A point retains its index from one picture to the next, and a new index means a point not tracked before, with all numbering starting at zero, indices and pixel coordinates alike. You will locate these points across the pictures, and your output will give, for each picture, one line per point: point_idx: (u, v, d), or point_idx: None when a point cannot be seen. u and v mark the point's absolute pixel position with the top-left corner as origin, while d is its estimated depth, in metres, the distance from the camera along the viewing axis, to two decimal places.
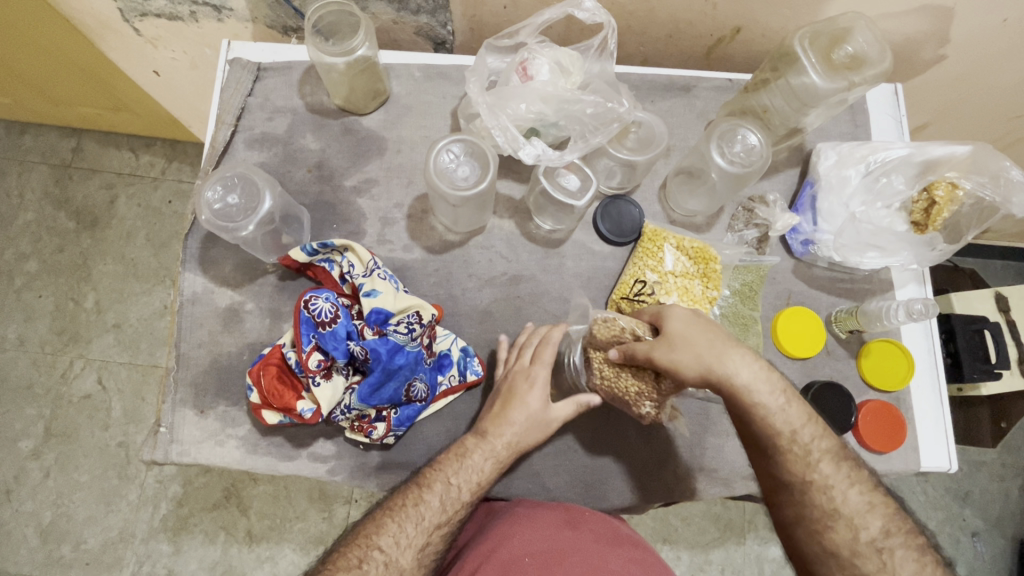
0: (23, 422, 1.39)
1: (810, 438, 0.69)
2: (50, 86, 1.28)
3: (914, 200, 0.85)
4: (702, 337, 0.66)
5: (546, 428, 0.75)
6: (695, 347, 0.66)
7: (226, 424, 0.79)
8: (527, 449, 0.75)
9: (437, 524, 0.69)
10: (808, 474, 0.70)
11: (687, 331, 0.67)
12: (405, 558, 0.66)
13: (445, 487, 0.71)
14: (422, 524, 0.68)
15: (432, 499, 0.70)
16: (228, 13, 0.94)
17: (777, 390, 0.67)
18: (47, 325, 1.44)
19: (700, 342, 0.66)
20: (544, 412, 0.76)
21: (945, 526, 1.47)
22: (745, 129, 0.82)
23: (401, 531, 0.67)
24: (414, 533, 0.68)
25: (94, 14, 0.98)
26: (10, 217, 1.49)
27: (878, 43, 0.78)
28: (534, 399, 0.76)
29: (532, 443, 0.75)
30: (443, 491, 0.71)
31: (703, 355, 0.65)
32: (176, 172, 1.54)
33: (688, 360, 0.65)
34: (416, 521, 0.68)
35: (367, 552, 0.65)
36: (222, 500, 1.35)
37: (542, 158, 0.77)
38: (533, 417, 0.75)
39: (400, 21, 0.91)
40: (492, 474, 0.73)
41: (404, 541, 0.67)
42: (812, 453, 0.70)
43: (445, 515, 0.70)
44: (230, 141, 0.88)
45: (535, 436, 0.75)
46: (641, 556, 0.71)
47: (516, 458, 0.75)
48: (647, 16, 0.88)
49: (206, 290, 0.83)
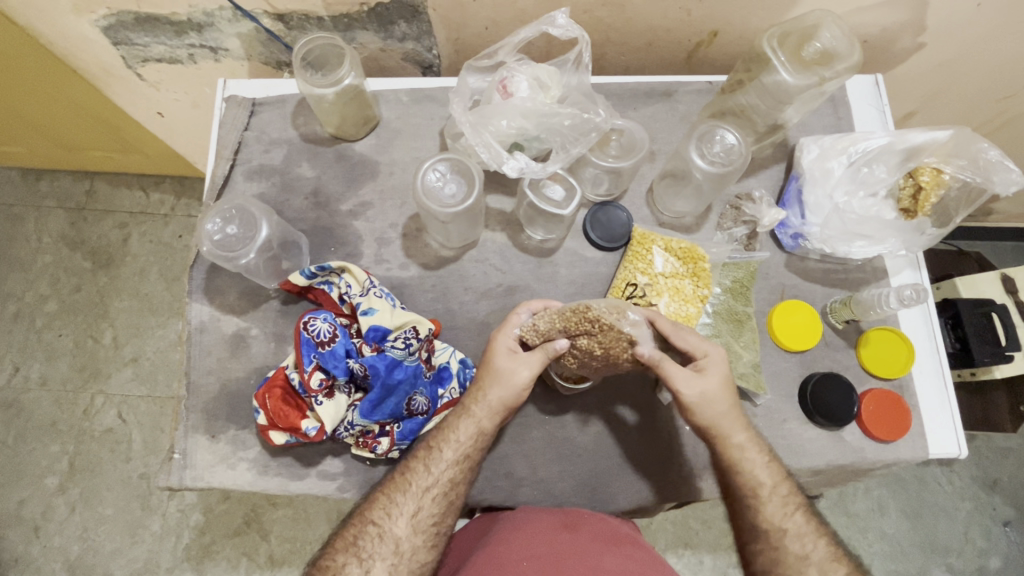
0: (49, 459, 1.44)
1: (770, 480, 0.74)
2: (63, 133, 1.34)
3: (900, 186, 0.86)
4: (728, 394, 0.73)
5: (515, 378, 0.73)
6: (718, 403, 0.73)
7: (237, 447, 0.82)
8: (500, 402, 0.74)
9: (425, 489, 0.72)
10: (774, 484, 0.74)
11: (724, 383, 0.73)
12: (399, 527, 0.70)
13: (427, 452, 0.74)
14: (410, 491, 0.72)
15: (416, 466, 0.73)
16: (224, 54, 0.99)
17: (736, 424, 0.74)
18: (68, 363, 1.49)
19: (724, 395, 0.73)
20: (503, 365, 0.74)
21: (974, 516, 1.44)
22: (722, 129, 0.83)
23: (391, 502, 0.71)
24: (405, 501, 0.71)
25: (98, 63, 1.04)
26: (29, 261, 1.55)
27: (846, 37, 0.79)
28: (497, 356, 0.75)
29: (504, 396, 0.74)
30: (425, 457, 0.73)
31: (720, 408, 0.73)
32: (185, 208, 1.59)
33: (709, 409, 0.72)
34: (404, 490, 0.72)
35: (362, 528, 0.70)
36: (243, 526, 1.37)
37: (526, 171, 0.79)
38: (497, 372, 0.74)
39: (387, 48, 0.95)
40: (472, 429, 0.74)
41: (395, 511, 0.71)
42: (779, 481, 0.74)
43: (431, 478, 0.72)
44: (229, 174, 0.92)
45: (503, 390, 0.74)
46: (642, 555, 0.71)
47: (491, 412, 0.74)
48: (626, 27, 0.91)
49: (213, 318, 0.86)
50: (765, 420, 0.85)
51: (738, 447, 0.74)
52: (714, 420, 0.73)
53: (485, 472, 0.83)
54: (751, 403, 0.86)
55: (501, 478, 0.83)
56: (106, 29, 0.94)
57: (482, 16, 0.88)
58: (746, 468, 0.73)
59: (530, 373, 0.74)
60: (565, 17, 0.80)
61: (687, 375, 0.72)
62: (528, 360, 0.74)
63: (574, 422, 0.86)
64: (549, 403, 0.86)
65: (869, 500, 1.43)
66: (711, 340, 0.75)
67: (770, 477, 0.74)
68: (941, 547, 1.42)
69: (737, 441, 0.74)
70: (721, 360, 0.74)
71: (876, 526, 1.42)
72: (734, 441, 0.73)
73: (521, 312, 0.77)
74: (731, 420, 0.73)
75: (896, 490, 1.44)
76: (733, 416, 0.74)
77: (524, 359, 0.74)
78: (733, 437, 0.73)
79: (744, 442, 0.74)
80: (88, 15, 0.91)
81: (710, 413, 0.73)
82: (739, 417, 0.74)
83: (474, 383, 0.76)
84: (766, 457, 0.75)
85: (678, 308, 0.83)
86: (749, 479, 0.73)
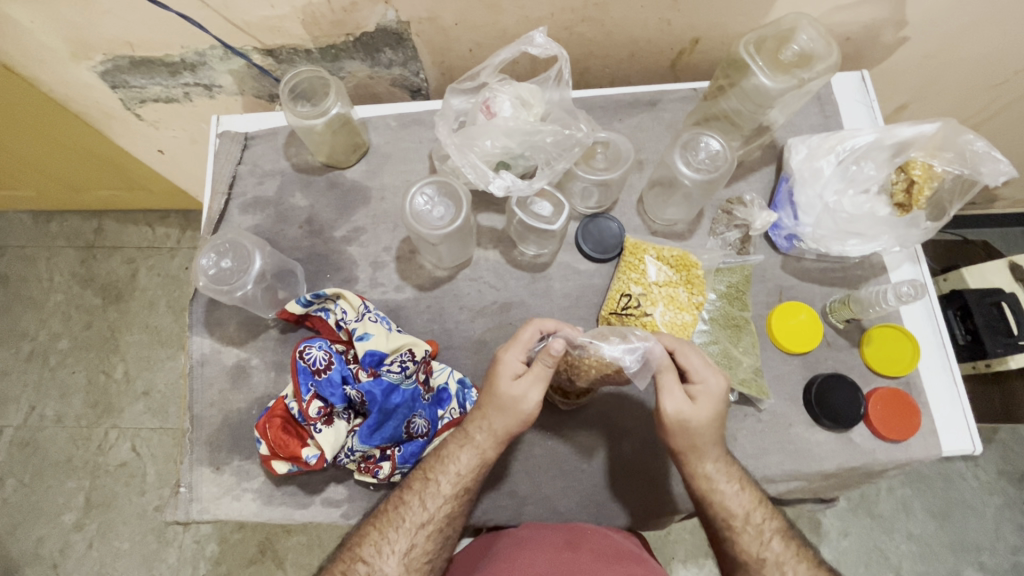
0: (65, 496, 1.45)
1: (753, 513, 0.73)
2: (68, 175, 1.38)
3: (893, 181, 0.85)
4: (713, 428, 0.72)
5: (521, 405, 0.72)
6: (701, 434, 0.72)
7: (241, 478, 0.82)
8: (504, 431, 0.73)
9: (419, 525, 0.71)
10: (760, 509, 0.73)
11: (715, 416, 0.72)
12: (390, 566, 0.70)
13: (423, 484, 0.73)
14: (403, 527, 0.71)
15: (411, 500, 0.73)
16: (218, 90, 1.01)
17: (721, 467, 0.74)
18: (81, 400, 1.51)
19: (710, 427, 0.72)
20: (509, 392, 0.72)
21: (1004, 512, 1.39)
22: (705, 136, 0.84)
23: (382, 539, 0.71)
24: (397, 538, 0.71)
25: (98, 106, 1.07)
26: (42, 300, 1.59)
27: (823, 38, 0.79)
28: (502, 380, 0.73)
29: (508, 422, 0.73)
30: (421, 490, 0.73)
31: (700, 437, 0.72)
32: (191, 240, 1.62)
33: (687, 436, 0.72)
34: (397, 526, 0.71)
35: (352, 566, 0.70)
36: (258, 554, 1.37)
37: (512, 189, 0.80)
38: (500, 401, 0.73)
39: (375, 75, 0.98)
40: (474, 460, 0.74)
41: (386, 548, 0.70)
42: (758, 523, 0.73)
43: (426, 513, 0.72)
44: (225, 208, 0.93)
45: (508, 418, 0.73)
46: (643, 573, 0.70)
47: (494, 441, 0.74)
48: (607, 40, 0.92)
49: (213, 350, 0.87)
50: (770, 425, 0.84)
51: (714, 476, 0.73)
52: (689, 446, 0.73)
53: (489, 490, 0.83)
54: (755, 408, 0.85)
55: (505, 498, 0.83)
56: (103, 73, 0.97)
57: (465, 39, 0.90)
58: (734, 497, 0.73)
59: (536, 397, 0.72)
60: (543, 35, 0.81)
61: (680, 398, 0.71)
62: (534, 383, 0.72)
63: (578, 438, 0.85)
64: (550, 418, 0.85)
65: (892, 499, 1.40)
66: (710, 369, 0.73)
67: (747, 505, 0.73)
68: (973, 546, 1.38)
69: (705, 472, 0.73)
70: (720, 393, 0.72)
71: (903, 527, 1.38)
72: (703, 470, 0.73)
73: (534, 330, 0.74)
74: (707, 452, 0.72)
75: (919, 488, 1.40)
76: (711, 447, 0.73)
77: (527, 383, 0.72)
78: (701, 464, 0.73)
79: (717, 472, 0.73)
80: (85, 61, 0.94)
81: (685, 439, 0.72)
82: (720, 447, 0.73)
83: (477, 408, 0.75)
84: (736, 485, 0.73)
85: (674, 316, 0.83)
86: (743, 500, 0.73)
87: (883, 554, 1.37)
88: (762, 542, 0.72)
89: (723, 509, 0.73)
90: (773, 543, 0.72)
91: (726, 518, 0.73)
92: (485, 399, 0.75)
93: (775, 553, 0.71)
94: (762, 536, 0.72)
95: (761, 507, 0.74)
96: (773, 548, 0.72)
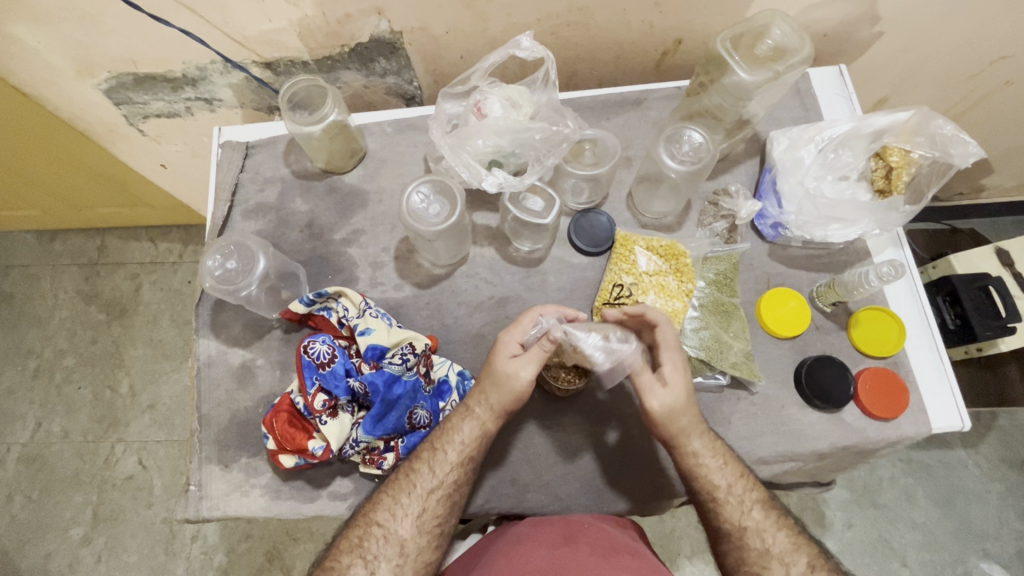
0: (73, 510, 1.46)
1: (734, 485, 0.76)
2: (73, 193, 1.41)
3: (872, 168, 0.89)
4: (687, 406, 0.75)
5: (515, 382, 0.74)
6: (677, 415, 0.74)
7: (249, 474, 0.84)
8: (501, 405, 0.76)
9: (429, 490, 0.75)
10: (744, 479, 0.77)
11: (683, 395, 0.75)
12: (403, 529, 0.73)
13: (432, 453, 0.76)
14: (415, 493, 0.75)
15: (421, 468, 0.76)
16: (218, 104, 1.05)
17: (715, 453, 0.77)
18: (87, 415, 1.53)
19: (687, 406, 0.75)
20: (503, 368, 0.75)
21: (1006, 497, 1.41)
22: (688, 129, 0.87)
23: (396, 504, 0.74)
24: (409, 503, 0.74)
25: (102, 122, 1.10)
26: (47, 317, 1.61)
27: (796, 32, 0.83)
28: (498, 357, 0.76)
29: (504, 399, 0.75)
30: (430, 459, 0.76)
31: (679, 415, 0.75)
32: (193, 254, 1.66)
33: (670, 418, 0.74)
34: (409, 492, 0.75)
35: (367, 530, 0.73)
36: (266, 563, 1.38)
37: (505, 185, 0.84)
38: (497, 376, 0.75)
39: (370, 84, 1.01)
40: (476, 430, 0.76)
41: (399, 512, 0.74)
42: (739, 495, 0.76)
43: (435, 480, 0.75)
44: (228, 215, 0.96)
45: (503, 393, 0.75)
46: (637, 566, 0.73)
47: (494, 414, 0.76)
48: (592, 43, 0.96)
49: (220, 352, 0.90)
50: (763, 407, 0.86)
51: (701, 456, 0.76)
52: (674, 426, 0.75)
53: (491, 479, 0.85)
54: (748, 391, 0.87)
55: (507, 486, 0.85)
56: (108, 91, 1.01)
57: (456, 47, 0.94)
58: (720, 474, 0.76)
59: (529, 375, 0.74)
60: (530, 39, 0.85)
61: (653, 385, 0.75)
62: (529, 361, 0.75)
63: (577, 424, 0.87)
64: (548, 407, 0.88)
65: (893, 487, 1.41)
66: (678, 347, 0.76)
67: (728, 478, 0.76)
68: (977, 533, 1.39)
69: (692, 447, 0.76)
70: (679, 370, 0.75)
71: (906, 516, 1.39)
72: (690, 447, 0.76)
73: (534, 315, 0.77)
74: (690, 428, 0.75)
75: (921, 477, 1.42)
76: (692, 424, 0.76)
77: (524, 360, 0.75)
78: (689, 443, 0.76)
79: (701, 448, 0.76)
80: (90, 79, 0.97)
81: (670, 421, 0.75)
82: (696, 421, 0.76)
83: (477, 383, 0.78)
84: (720, 460, 0.76)
85: (664, 303, 0.87)
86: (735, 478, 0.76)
87: (888, 544, 1.38)
88: (743, 511, 0.75)
89: (706, 482, 0.76)
90: (750, 511, 0.75)
91: (710, 491, 0.76)
92: (483, 379, 0.77)
93: (756, 521, 0.75)
94: (743, 506, 0.75)
95: (743, 479, 0.77)
96: (747, 506, 0.75)
